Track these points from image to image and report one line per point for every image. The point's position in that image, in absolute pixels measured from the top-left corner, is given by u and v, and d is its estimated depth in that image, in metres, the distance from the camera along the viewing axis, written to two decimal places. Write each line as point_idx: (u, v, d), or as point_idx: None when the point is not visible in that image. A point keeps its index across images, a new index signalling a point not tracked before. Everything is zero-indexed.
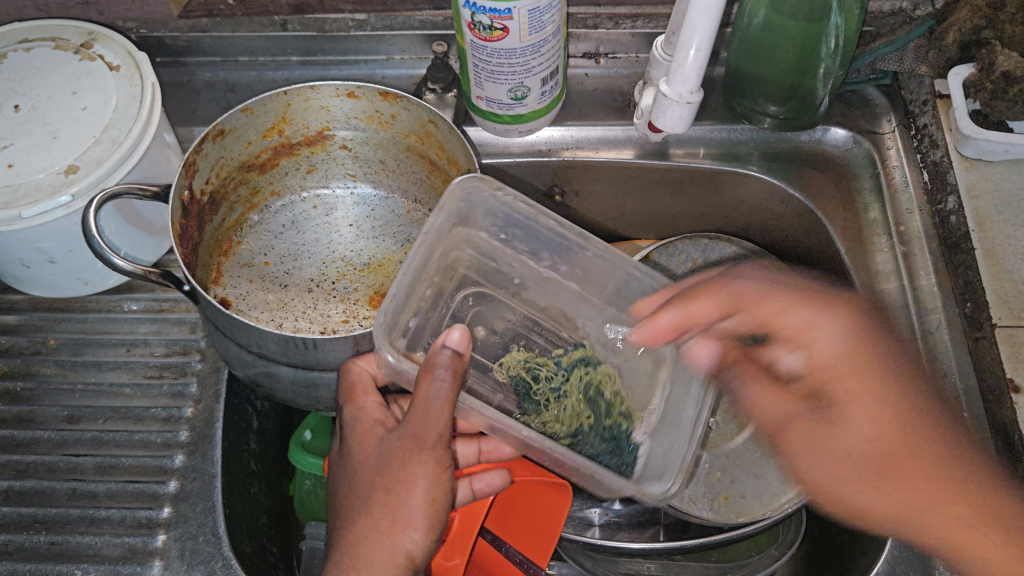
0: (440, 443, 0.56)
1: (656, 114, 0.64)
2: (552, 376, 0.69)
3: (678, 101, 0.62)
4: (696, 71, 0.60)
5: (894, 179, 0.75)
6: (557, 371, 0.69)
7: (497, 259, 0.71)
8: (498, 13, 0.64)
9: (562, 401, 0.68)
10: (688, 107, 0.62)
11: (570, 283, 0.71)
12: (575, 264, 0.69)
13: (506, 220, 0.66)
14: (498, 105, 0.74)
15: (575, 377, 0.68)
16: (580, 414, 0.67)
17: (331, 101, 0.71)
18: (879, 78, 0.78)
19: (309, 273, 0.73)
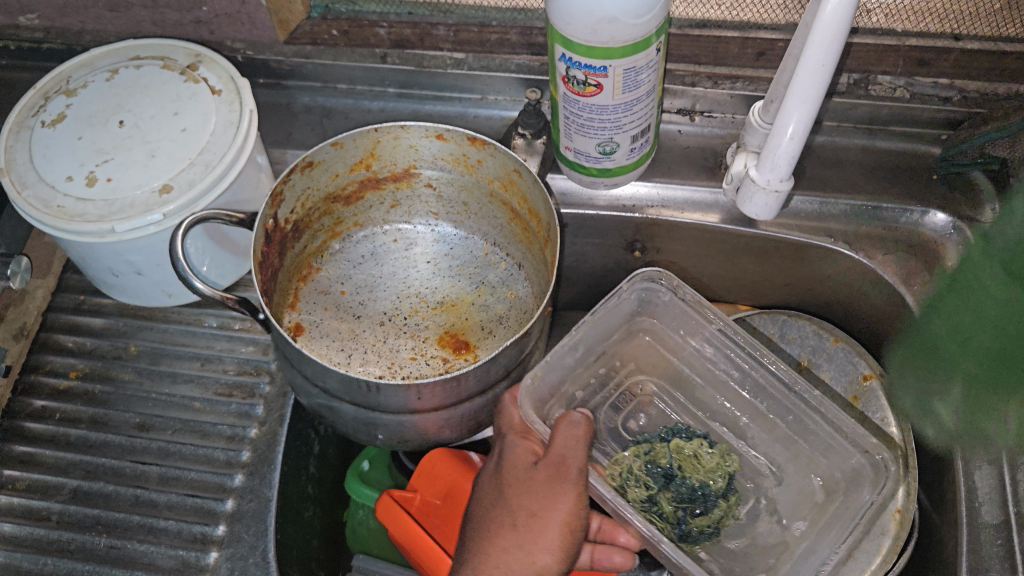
0: (564, 521, 0.60)
1: (744, 199, 0.64)
2: (653, 475, 0.67)
3: (666, 327, 0.73)
4: (616, 311, 0.70)
5: (993, 271, 0.72)
6: (659, 469, 0.67)
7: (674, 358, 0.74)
8: (593, 70, 0.64)
9: (648, 487, 0.66)
10: (777, 196, 0.62)
11: (728, 379, 0.72)
12: (723, 387, 0.72)
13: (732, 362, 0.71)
14: (586, 157, 0.74)
15: (652, 479, 0.66)
16: (647, 480, 0.66)
17: (420, 142, 0.71)
18: (988, 162, 0.74)
19: (383, 306, 0.75)
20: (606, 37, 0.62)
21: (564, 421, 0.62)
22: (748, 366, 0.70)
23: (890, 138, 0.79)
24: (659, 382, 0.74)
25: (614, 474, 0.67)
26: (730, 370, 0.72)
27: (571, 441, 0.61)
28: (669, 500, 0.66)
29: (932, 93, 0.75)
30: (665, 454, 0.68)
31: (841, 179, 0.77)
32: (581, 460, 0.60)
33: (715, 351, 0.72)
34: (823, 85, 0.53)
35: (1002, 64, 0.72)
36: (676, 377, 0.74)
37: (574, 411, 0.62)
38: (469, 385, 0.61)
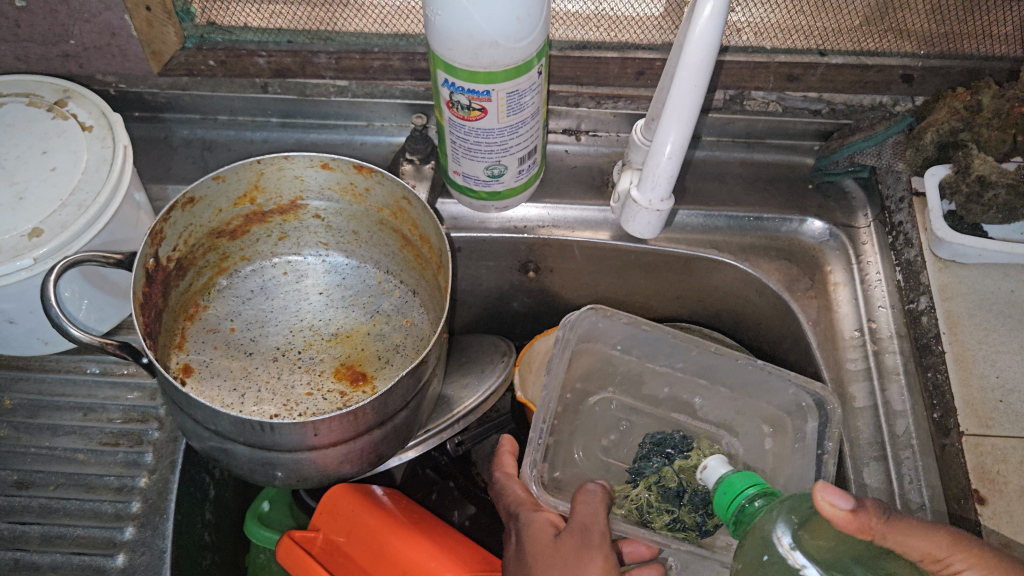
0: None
1: (626, 218, 0.64)
2: (668, 495, 0.69)
3: (606, 344, 0.76)
4: (561, 355, 0.73)
5: (869, 273, 0.76)
6: (671, 490, 0.69)
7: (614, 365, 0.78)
8: (477, 94, 0.65)
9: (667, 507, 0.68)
10: (658, 215, 0.62)
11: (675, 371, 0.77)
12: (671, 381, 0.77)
13: (666, 351, 0.76)
14: (475, 181, 0.74)
15: (672, 502, 0.68)
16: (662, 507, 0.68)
17: (305, 171, 0.69)
18: (857, 171, 0.78)
19: (275, 341, 0.73)
20: (487, 61, 0.62)
21: (582, 493, 0.64)
22: (686, 355, 0.75)
23: (766, 150, 0.82)
24: (617, 398, 0.78)
25: (630, 510, 0.69)
26: (672, 362, 0.76)
27: (593, 508, 0.63)
28: (690, 513, 0.67)
29: (803, 107, 0.79)
30: (673, 477, 0.70)
31: (723, 192, 0.80)
32: (606, 525, 0.62)
33: (656, 352, 0.76)
34: (697, 103, 0.53)
35: (865, 78, 0.76)
36: (627, 389, 0.78)
37: (590, 483, 0.65)
38: (367, 418, 0.60)
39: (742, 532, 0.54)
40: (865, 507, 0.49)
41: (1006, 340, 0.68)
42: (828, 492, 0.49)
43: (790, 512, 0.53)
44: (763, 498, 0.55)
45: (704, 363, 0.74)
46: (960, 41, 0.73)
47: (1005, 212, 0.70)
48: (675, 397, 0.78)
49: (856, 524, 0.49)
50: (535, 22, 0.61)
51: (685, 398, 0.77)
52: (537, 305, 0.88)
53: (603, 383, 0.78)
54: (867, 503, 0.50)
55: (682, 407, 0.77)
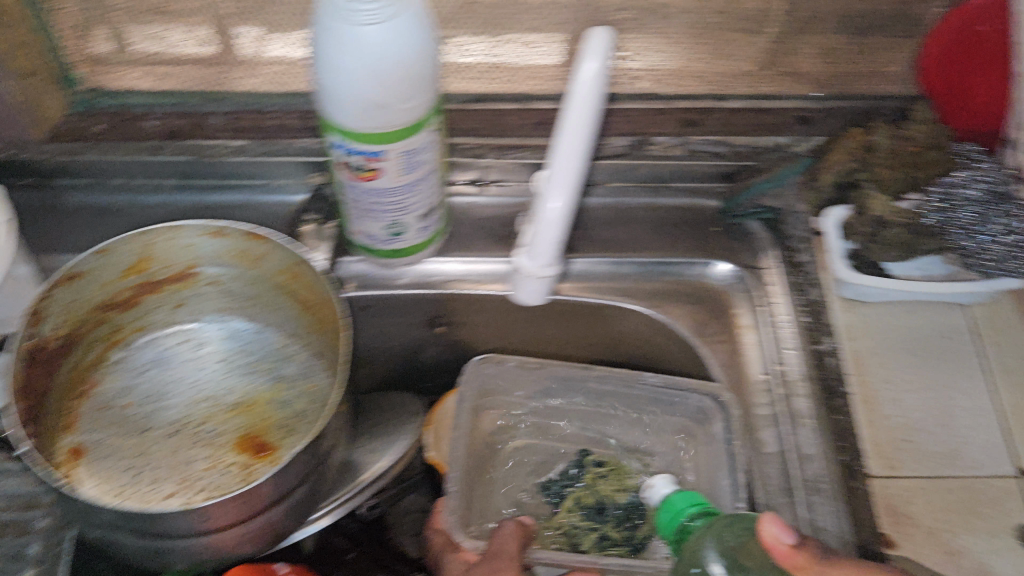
0: None
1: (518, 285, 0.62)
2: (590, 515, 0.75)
3: (502, 391, 0.82)
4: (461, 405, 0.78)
5: (776, 314, 0.75)
6: (594, 509, 0.76)
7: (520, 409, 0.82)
8: (371, 155, 0.63)
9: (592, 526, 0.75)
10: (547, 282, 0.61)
11: (577, 405, 0.81)
12: (577, 413, 0.82)
13: (563, 386, 0.80)
14: (375, 239, 0.72)
15: (597, 520, 0.75)
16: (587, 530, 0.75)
17: (197, 239, 0.67)
18: (763, 214, 0.79)
19: (173, 415, 0.70)
20: (379, 122, 0.60)
21: (503, 528, 0.69)
22: (580, 384, 0.79)
23: (672, 195, 0.81)
24: (530, 446, 0.81)
25: (557, 536, 0.75)
26: (571, 398, 0.81)
27: (507, 537, 0.67)
28: (615, 528, 0.74)
29: (706, 150, 0.78)
30: (588, 494, 0.77)
31: (630, 239, 0.79)
32: (515, 549, 0.66)
33: (551, 390, 0.81)
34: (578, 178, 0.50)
35: (763, 121, 0.75)
36: (538, 434, 0.82)
37: (508, 520, 0.69)
38: (262, 497, 0.57)
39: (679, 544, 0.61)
40: (805, 543, 0.52)
41: (909, 377, 0.69)
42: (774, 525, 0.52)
43: (723, 529, 0.59)
44: (701, 517, 0.62)
45: (600, 391, 0.79)
46: (855, 81, 0.74)
47: (903, 251, 0.70)
48: (585, 433, 0.81)
49: (795, 557, 0.52)
50: (424, 81, 0.59)
51: (597, 432, 0.81)
52: (450, 360, 0.86)
53: (513, 430, 0.82)
54: (808, 542, 0.52)
55: (598, 440, 0.81)
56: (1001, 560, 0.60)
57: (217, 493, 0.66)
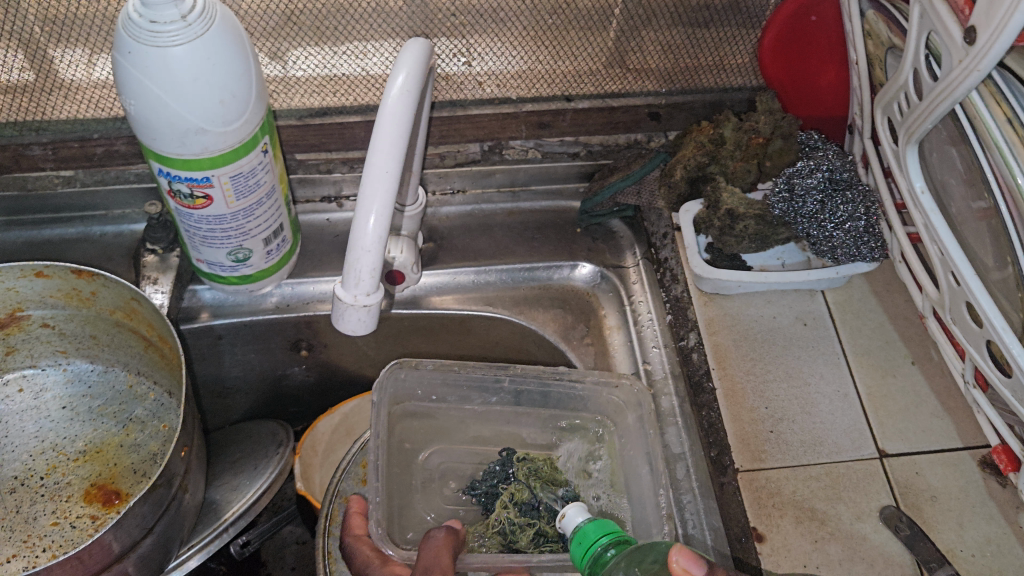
0: None
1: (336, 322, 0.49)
2: (525, 509, 0.65)
3: (416, 397, 0.72)
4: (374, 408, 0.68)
5: (640, 313, 0.75)
6: (529, 503, 0.65)
7: (432, 415, 0.72)
8: (196, 182, 0.60)
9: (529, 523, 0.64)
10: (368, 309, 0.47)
11: (492, 404, 0.72)
12: (488, 417, 0.72)
13: (476, 384, 0.71)
14: (221, 267, 0.69)
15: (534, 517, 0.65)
16: (523, 526, 0.64)
17: (17, 283, 0.62)
18: (623, 211, 0.78)
19: (12, 470, 0.66)
20: (198, 148, 0.57)
21: (430, 536, 0.60)
22: (492, 383, 0.71)
23: (532, 198, 0.80)
24: (442, 451, 0.71)
25: (490, 536, 0.65)
26: (486, 399, 0.72)
27: (434, 547, 0.58)
28: (551, 523, 0.65)
29: (561, 151, 0.78)
30: (523, 489, 0.66)
31: (492, 246, 0.78)
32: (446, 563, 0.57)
33: (463, 391, 0.72)
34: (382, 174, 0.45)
35: (615, 119, 0.75)
36: (450, 436, 0.72)
37: (436, 528, 0.61)
38: (97, 558, 0.53)
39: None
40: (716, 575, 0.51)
41: (773, 366, 0.69)
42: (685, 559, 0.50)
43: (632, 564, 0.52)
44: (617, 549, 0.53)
45: (517, 390, 0.71)
46: (700, 74, 0.74)
47: (758, 241, 0.71)
48: (499, 432, 0.72)
49: None
50: (244, 102, 0.57)
51: (511, 432, 0.72)
52: (320, 382, 0.83)
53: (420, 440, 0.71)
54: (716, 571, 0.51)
55: (519, 435, 0.72)
56: (866, 542, 0.61)
57: (63, 551, 0.62)
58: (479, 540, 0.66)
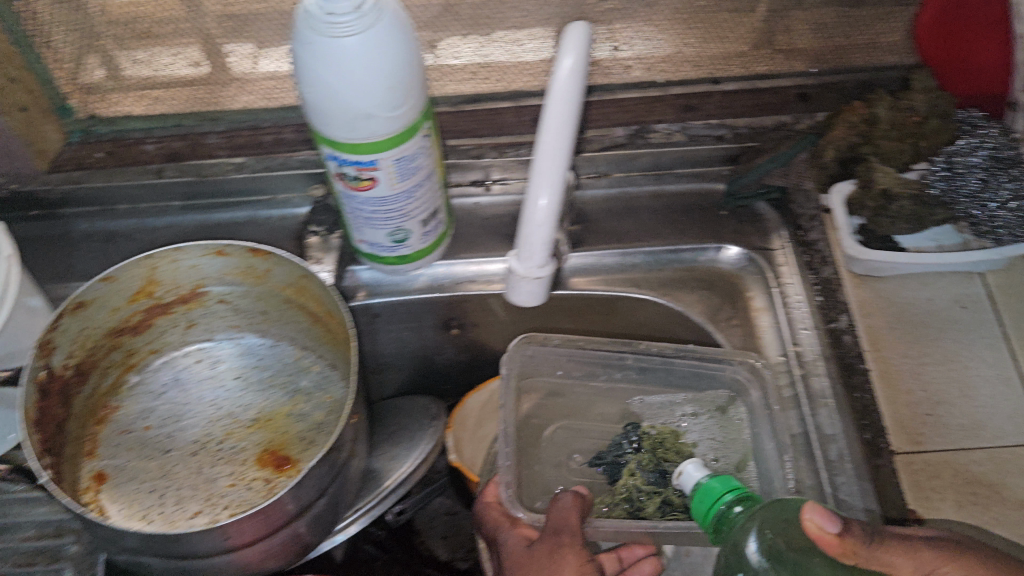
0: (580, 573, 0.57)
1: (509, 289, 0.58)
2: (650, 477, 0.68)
3: (544, 375, 0.76)
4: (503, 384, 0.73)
5: (789, 295, 0.73)
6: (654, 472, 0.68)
7: (561, 391, 0.77)
8: (363, 165, 0.63)
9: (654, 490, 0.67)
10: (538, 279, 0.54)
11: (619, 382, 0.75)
12: (615, 394, 0.76)
13: (603, 362, 0.75)
14: (381, 248, 0.72)
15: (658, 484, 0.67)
16: (649, 494, 0.67)
17: (200, 260, 0.67)
18: (770, 193, 0.77)
19: (193, 435, 0.71)
20: (366, 133, 0.60)
21: (558, 499, 0.62)
22: (618, 361, 0.75)
23: (676, 181, 0.81)
24: (569, 427, 0.75)
25: (618, 504, 0.68)
26: (612, 374, 0.76)
27: (563, 511, 0.61)
28: (677, 492, 0.67)
29: (707, 134, 0.77)
30: (648, 458, 0.69)
31: (637, 229, 0.79)
32: (575, 525, 0.60)
33: (591, 368, 0.76)
34: (559, 162, 0.48)
35: (763, 100, 0.75)
36: (580, 413, 0.76)
37: (564, 490, 0.63)
38: (280, 513, 0.58)
39: (722, 540, 0.55)
40: (850, 529, 0.49)
41: (928, 350, 0.69)
42: (817, 513, 0.49)
43: (765, 526, 0.53)
44: (742, 505, 0.55)
45: (641, 367, 0.74)
46: (852, 54, 0.73)
47: (913, 222, 0.70)
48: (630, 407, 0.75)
49: (840, 546, 0.49)
50: (410, 88, 0.59)
51: (641, 406, 0.74)
52: (468, 361, 0.86)
53: (550, 416, 0.76)
54: (851, 525, 0.50)
55: (648, 407, 0.74)
56: None
57: (242, 510, 0.66)
58: (607, 507, 0.68)
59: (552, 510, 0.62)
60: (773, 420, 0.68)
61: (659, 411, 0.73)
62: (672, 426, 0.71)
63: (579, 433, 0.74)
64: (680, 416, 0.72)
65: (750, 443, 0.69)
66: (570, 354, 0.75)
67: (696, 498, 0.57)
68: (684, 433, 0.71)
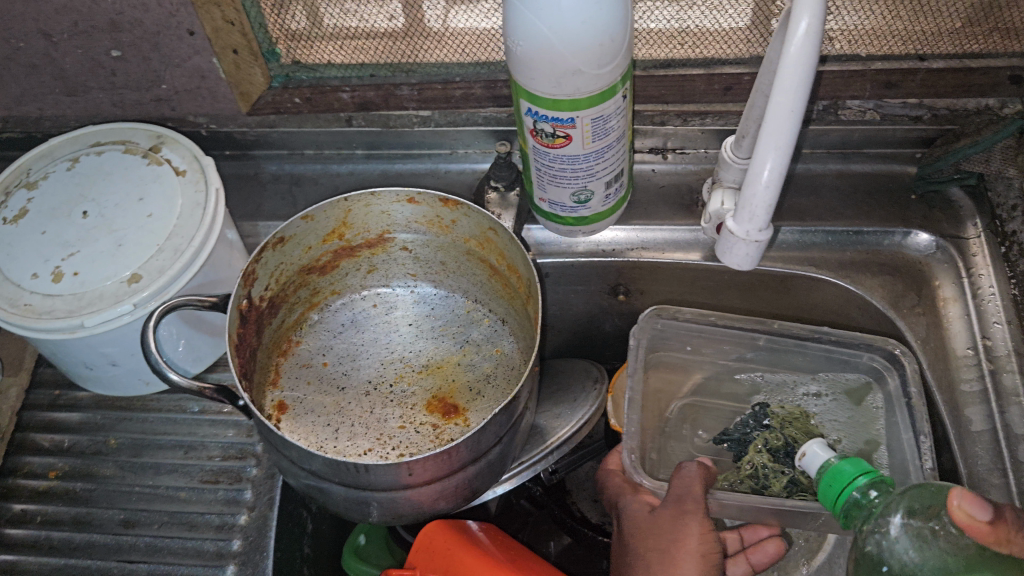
0: (700, 532, 0.62)
1: (721, 248, 0.56)
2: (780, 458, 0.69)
3: (673, 349, 0.77)
4: (636, 352, 0.74)
5: (980, 287, 0.72)
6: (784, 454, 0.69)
7: (687, 368, 0.78)
8: (561, 122, 0.63)
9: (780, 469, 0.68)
10: (757, 246, 0.53)
11: (747, 360, 0.76)
12: (746, 371, 0.77)
13: (738, 341, 0.76)
14: (561, 207, 0.73)
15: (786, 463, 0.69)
16: (777, 473, 0.68)
17: (392, 206, 0.69)
18: (963, 179, 0.74)
19: (367, 375, 0.73)
20: (571, 89, 0.60)
21: (683, 470, 0.65)
22: (750, 341, 0.75)
23: (864, 160, 0.78)
24: (698, 404, 0.77)
25: (742, 480, 0.70)
26: (743, 354, 0.76)
27: (686, 481, 0.64)
28: (805, 472, 0.67)
29: (902, 113, 0.74)
30: (778, 436, 0.70)
31: (820, 208, 0.76)
32: (699, 494, 0.63)
33: (724, 347, 0.77)
34: (793, 127, 0.47)
35: (970, 81, 0.71)
36: (705, 388, 0.77)
37: (687, 461, 0.65)
38: (460, 455, 0.59)
39: (856, 526, 0.54)
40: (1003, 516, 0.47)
41: None
42: (966, 499, 0.47)
43: (912, 509, 0.52)
44: (877, 489, 0.54)
45: (773, 348, 0.75)
46: None
47: None
48: (761, 387, 0.76)
49: (993, 534, 0.47)
50: (619, 46, 0.59)
51: (768, 384, 0.76)
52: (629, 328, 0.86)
53: (677, 389, 0.78)
54: (1004, 511, 0.48)
55: (777, 388, 0.75)
56: None
57: (410, 452, 0.68)
58: (732, 484, 0.70)
59: (677, 479, 0.65)
60: (913, 411, 0.67)
61: (786, 393, 0.75)
62: (799, 406, 0.73)
63: (708, 408, 0.77)
64: (812, 398, 0.74)
65: (889, 433, 0.69)
66: (702, 331, 0.76)
67: (825, 480, 0.55)
68: (811, 415, 0.72)
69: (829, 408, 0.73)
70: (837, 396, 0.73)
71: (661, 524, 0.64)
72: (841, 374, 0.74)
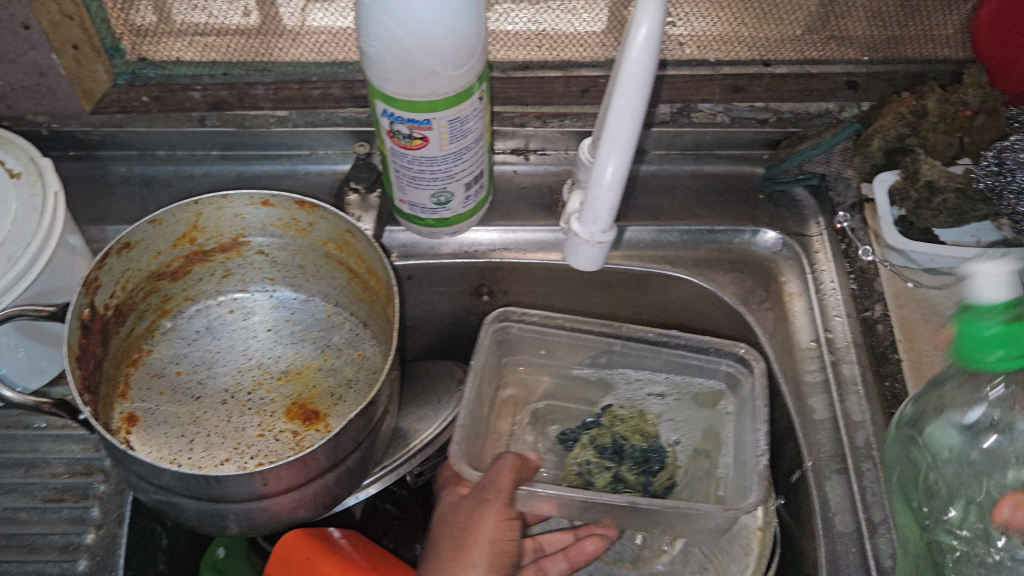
0: (497, 520, 0.64)
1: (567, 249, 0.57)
2: (604, 460, 0.74)
3: (527, 354, 0.79)
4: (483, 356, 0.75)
5: (822, 281, 0.75)
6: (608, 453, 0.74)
7: (543, 371, 0.80)
8: (417, 124, 0.63)
9: (600, 468, 0.73)
10: (600, 245, 0.55)
11: (601, 364, 0.78)
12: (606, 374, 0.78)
13: (592, 345, 0.77)
14: (421, 209, 0.72)
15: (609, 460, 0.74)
16: (599, 471, 0.73)
17: (245, 209, 0.67)
18: (807, 179, 0.77)
19: (223, 383, 0.71)
20: (426, 91, 0.60)
21: (500, 462, 0.67)
22: (605, 345, 0.76)
23: (716, 161, 0.81)
24: (552, 407, 0.79)
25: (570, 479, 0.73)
26: (597, 357, 0.78)
27: (500, 472, 0.66)
28: (628, 470, 0.73)
29: (750, 117, 0.77)
30: (605, 434, 0.75)
31: (675, 208, 0.79)
32: (508, 482, 0.66)
33: (579, 352, 0.78)
34: (634, 131, 0.48)
35: (811, 86, 0.75)
36: (563, 392, 0.79)
37: (507, 453, 0.68)
38: (317, 463, 0.58)
39: None
40: None
41: None
42: None
43: None
44: None
45: (626, 352, 0.76)
46: (903, 45, 0.74)
47: (954, 217, 0.70)
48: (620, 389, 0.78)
49: None
50: (472, 49, 0.59)
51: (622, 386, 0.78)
52: None
53: (530, 393, 0.80)
54: None
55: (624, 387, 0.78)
56: None
57: (268, 460, 0.66)
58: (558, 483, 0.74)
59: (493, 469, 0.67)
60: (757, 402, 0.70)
61: (633, 397, 0.77)
62: (640, 405, 0.77)
63: (561, 411, 0.79)
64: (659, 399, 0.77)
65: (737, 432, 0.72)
66: (554, 336, 0.77)
67: None
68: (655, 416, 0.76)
69: (671, 408, 0.76)
70: (682, 397, 0.77)
71: (464, 512, 0.66)
72: (695, 380, 0.76)
